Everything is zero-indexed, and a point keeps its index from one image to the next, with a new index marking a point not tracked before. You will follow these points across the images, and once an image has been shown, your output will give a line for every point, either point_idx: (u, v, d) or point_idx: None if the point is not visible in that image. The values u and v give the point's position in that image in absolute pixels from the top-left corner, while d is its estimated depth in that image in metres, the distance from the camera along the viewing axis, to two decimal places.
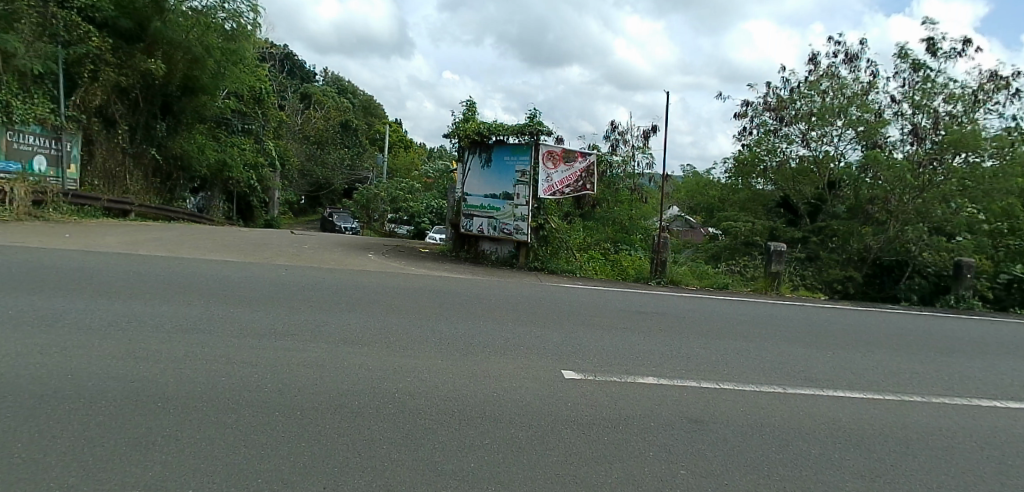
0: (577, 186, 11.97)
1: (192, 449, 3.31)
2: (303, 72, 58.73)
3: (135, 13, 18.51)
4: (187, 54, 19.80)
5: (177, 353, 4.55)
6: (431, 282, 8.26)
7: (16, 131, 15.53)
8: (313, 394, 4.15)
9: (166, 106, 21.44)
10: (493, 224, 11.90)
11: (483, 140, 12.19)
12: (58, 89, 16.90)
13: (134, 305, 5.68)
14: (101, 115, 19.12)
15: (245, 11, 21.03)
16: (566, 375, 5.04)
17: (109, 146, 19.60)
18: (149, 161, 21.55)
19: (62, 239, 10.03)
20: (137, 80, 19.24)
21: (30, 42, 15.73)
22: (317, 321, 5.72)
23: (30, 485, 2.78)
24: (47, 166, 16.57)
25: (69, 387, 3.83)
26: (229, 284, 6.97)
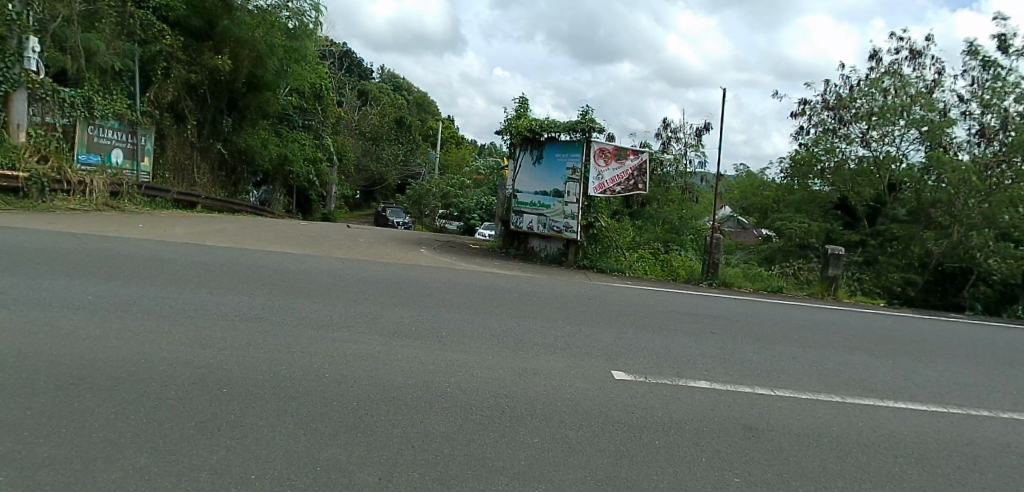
0: (628, 184, 11.88)
1: (254, 435, 3.44)
2: (361, 69, 60.41)
3: (206, 13, 19.41)
4: (253, 51, 20.53)
5: (241, 341, 4.69)
6: (481, 278, 8.30)
7: (96, 126, 16.30)
8: (368, 385, 4.21)
9: (232, 102, 22.28)
10: (543, 222, 11.87)
11: (534, 137, 12.17)
12: (134, 85, 17.85)
13: (201, 293, 5.92)
14: (171, 110, 19.97)
15: (307, 10, 21.95)
16: (616, 375, 4.97)
17: (178, 140, 20.54)
18: (214, 154, 22.47)
19: (140, 229, 10.56)
20: (205, 76, 20.02)
21: (110, 41, 16.64)
22: (370, 314, 5.81)
23: (107, 465, 2.98)
24: (124, 159, 17.49)
25: (143, 371, 3.99)
26: (288, 275, 7.18)
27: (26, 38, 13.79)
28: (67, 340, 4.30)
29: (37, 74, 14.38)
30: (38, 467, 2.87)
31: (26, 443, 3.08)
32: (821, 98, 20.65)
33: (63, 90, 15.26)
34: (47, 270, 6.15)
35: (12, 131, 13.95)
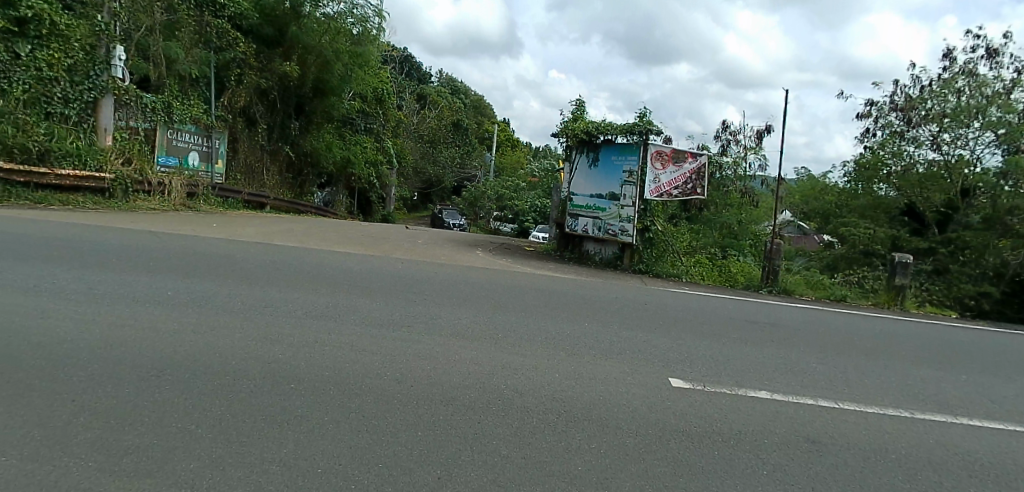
0: (685, 188, 11.68)
1: (319, 429, 3.54)
2: (421, 73, 61.68)
3: (276, 19, 19.92)
4: (320, 57, 21.09)
5: (307, 338, 4.83)
6: (536, 280, 8.29)
7: (175, 130, 17.35)
8: (427, 385, 4.26)
9: (299, 107, 22.90)
10: (598, 225, 11.78)
11: (591, 139, 12.12)
12: (208, 90, 18.77)
13: (266, 290, 6.14)
14: (244, 115, 20.95)
15: (370, 16, 22.26)
16: (673, 382, 4.86)
17: (250, 142, 21.53)
18: (282, 158, 23.24)
19: (213, 228, 11.12)
20: (275, 82, 20.83)
21: (188, 49, 17.72)
22: (427, 314, 5.87)
23: (183, 454, 3.14)
24: (199, 161, 18.41)
25: (217, 363, 4.17)
26: (348, 274, 7.37)
27: (112, 47, 14.92)
28: (149, 332, 4.56)
29: (122, 81, 15.37)
30: (123, 453, 3.08)
31: (114, 430, 3.30)
32: (888, 100, 19.68)
33: (144, 96, 16.27)
34: (129, 265, 6.55)
35: (99, 134, 15.11)
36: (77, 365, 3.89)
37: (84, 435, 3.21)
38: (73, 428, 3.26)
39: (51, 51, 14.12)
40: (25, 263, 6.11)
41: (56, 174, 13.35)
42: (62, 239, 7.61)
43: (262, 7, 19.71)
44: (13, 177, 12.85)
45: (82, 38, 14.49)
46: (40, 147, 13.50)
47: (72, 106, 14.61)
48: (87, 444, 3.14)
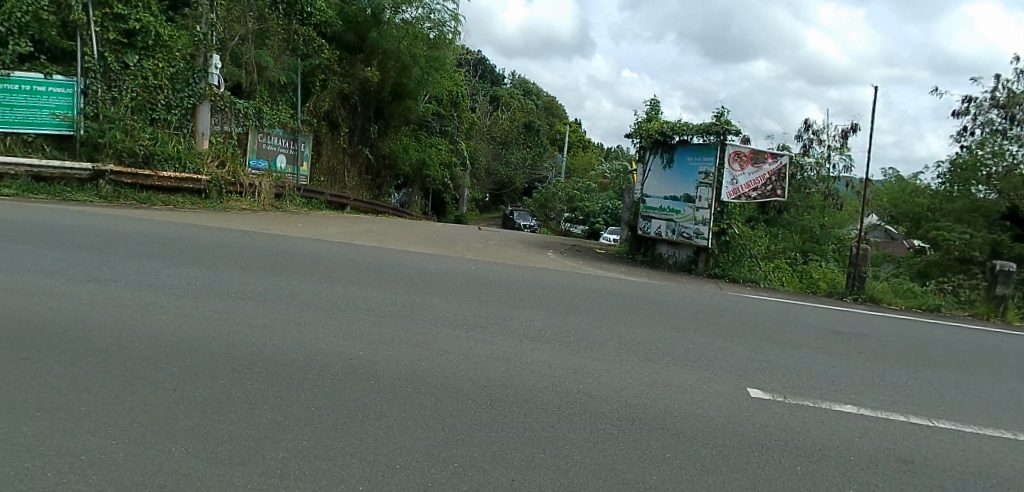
0: (764, 190, 11.27)
1: (398, 425, 3.62)
2: (493, 75, 62.62)
3: (358, 26, 20.49)
4: (398, 62, 21.42)
5: (386, 335, 4.96)
6: (608, 284, 8.19)
7: (264, 134, 18.48)
8: (501, 386, 4.27)
9: (379, 111, 23.52)
10: (672, 227, 11.56)
11: (666, 140, 11.89)
12: (295, 96, 19.83)
13: (344, 288, 6.36)
14: (328, 119, 21.66)
15: (447, 19, 21.91)
16: (751, 393, 4.66)
17: (332, 147, 22.16)
18: (362, 160, 23.91)
19: (299, 228, 11.59)
20: (357, 86, 21.27)
21: (278, 56, 18.82)
22: (498, 315, 5.89)
23: (272, 444, 3.29)
24: (286, 164, 19.57)
25: (303, 358, 4.35)
26: (423, 274, 7.53)
27: (209, 55, 15.99)
28: (240, 326, 4.81)
29: (218, 89, 16.45)
30: (218, 442, 3.27)
31: (210, 419, 3.49)
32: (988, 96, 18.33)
33: (238, 102, 17.55)
34: (222, 262, 6.97)
35: (198, 139, 16.23)
36: (179, 356, 4.16)
37: (184, 423, 3.42)
38: (175, 415, 3.49)
39: (156, 61, 15.30)
40: (133, 259, 6.62)
41: (159, 176, 14.48)
42: (163, 237, 8.21)
43: (346, 15, 20.50)
44: (121, 178, 13.99)
45: (182, 49, 15.73)
46: (145, 151, 14.84)
47: (174, 111, 15.81)
48: (188, 432, 3.34)
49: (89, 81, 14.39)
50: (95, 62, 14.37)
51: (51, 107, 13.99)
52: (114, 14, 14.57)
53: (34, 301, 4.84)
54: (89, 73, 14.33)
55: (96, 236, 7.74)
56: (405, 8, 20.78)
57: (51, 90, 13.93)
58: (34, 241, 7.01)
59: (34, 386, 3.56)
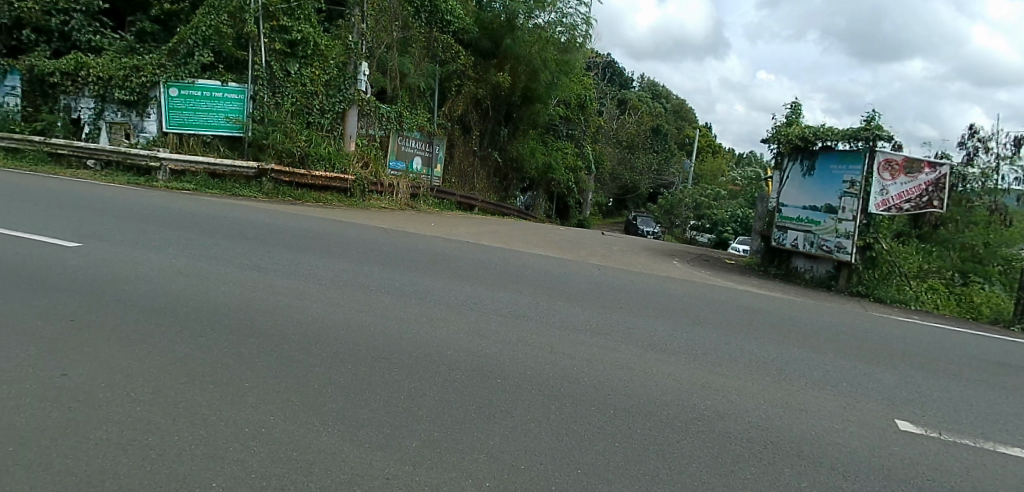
0: (919, 202, 10.49)
1: (523, 427, 3.64)
2: (621, 78, 62.64)
3: (493, 32, 20.70)
4: (529, 67, 21.49)
5: (511, 336, 5.04)
6: (739, 297, 7.84)
7: (404, 137, 19.16)
8: (625, 396, 4.17)
9: (508, 114, 23.70)
10: (810, 240, 10.72)
11: (807, 145, 11.04)
12: (433, 100, 20.49)
13: (471, 287, 6.56)
14: (461, 123, 22.27)
15: (579, 23, 21.77)
16: (899, 425, 4.23)
17: (464, 149, 22.82)
18: (491, 162, 24.35)
19: (433, 228, 11.99)
20: (489, 91, 21.75)
21: (418, 63, 19.58)
22: (622, 322, 5.81)
23: (405, 433, 3.43)
24: (421, 166, 20.18)
25: (435, 352, 4.53)
26: (545, 277, 7.59)
27: (358, 63, 17.41)
28: (377, 318, 5.10)
29: (365, 93, 17.80)
30: (360, 426, 3.47)
31: (352, 403, 3.71)
32: None
33: (383, 107, 18.54)
34: (360, 256, 7.47)
35: (346, 140, 17.67)
36: (325, 342, 4.47)
37: (330, 405, 3.67)
38: (321, 397, 3.75)
39: (312, 69, 16.89)
40: (285, 249, 7.29)
41: (311, 175, 15.82)
42: (312, 231, 9.01)
43: (482, 22, 20.78)
44: (281, 177, 15.58)
45: (336, 57, 17.23)
46: (301, 152, 16.28)
47: (328, 115, 17.30)
48: (332, 414, 3.57)
49: (257, 88, 16.28)
50: (263, 70, 16.28)
51: (226, 111, 16.15)
52: (280, 26, 16.46)
53: (206, 284, 5.48)
54: (258, 81, 16.24)
55: (256, 227, 8.66)
56: (538, 13, 20.73)
57: (226, 96, 16.09)
58: (208, 230, 7.99)
59: (208, 359, 4.01)
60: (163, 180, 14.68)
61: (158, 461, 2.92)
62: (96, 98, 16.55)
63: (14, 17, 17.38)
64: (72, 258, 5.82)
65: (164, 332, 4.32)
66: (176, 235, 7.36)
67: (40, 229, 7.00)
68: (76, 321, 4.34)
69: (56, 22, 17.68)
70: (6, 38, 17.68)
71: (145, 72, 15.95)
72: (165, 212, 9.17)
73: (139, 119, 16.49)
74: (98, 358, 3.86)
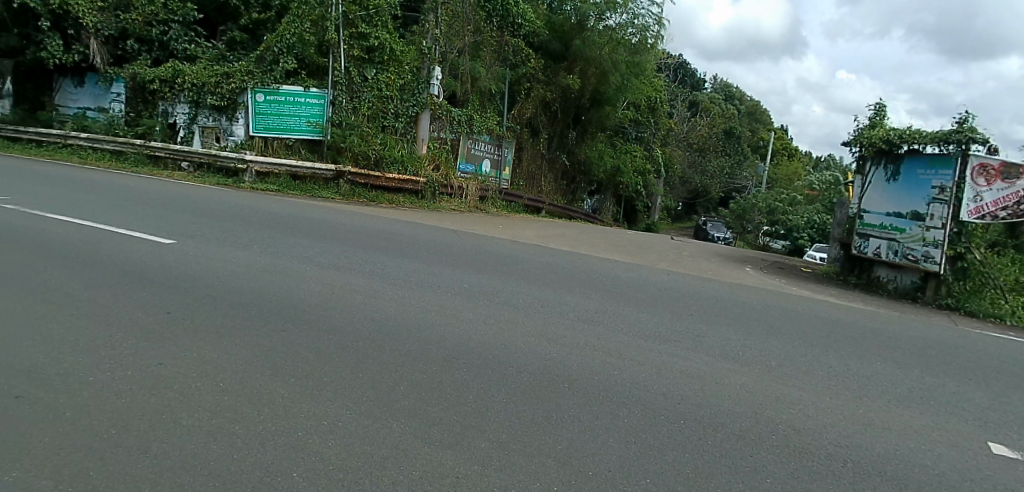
0: (1017, 209, 9.46)
1: (591, 433, 3.60)
2: (694, 79, 62.01)
3: (563, 35, 20.82)
4: (598, 69, 21.37)
5: (579, 340, 5.02)
6: (818, 307, 7.52)
7: (474, 140, 19.43)
8: (695, 406, 4.06)
9: (577, 117, 23.54)
10: (894, 248, 10.31)
11: (891, 149, 10.55)
12: (503, 103, 20.81)
13: (539, 290, 6.58)
14: (530, 126, 22.24)
15: (651, 24, 21.31)
16: (993, 448, 3.93)
17: (533, 151, 22.75)
18: (558, 165, 24.21)
19: (499, 228, 12.35)
20: (558, 94, 21.69)
21: (489, 66, 20.01)
22: (694, 331, 5.69)
23: (475, 433, 3.46)
24: (490, 169, 20.47)
25: (504, 353, 4.57)
26: (614, 281, 7.54)
27: (432, 67, 17.57)
28: (448, 319, 5.18)
29: (437, 98, 18.04)
30: (431, 424, 3.52)
31: (425, 402, 3.78)
32: None
33: (453, 110, 18.52)
34: (429, 257, 7.62)
35: (417, 144, 17.88)
36: (399, 341, 4.58)
37: (403, 402, 3.75)
38: (394, 394, 3.83)
39: (388, 74, 17.51)
40: (359, 249, 7.54)
41: (385, 176, 16.20)
42: (384, 231, 9.28)
43: (552, 24, 20.92)
44: (357, 179, 16.09)
45: (411, 62, 17.79)
46: (376, 155, 16.75)
47: (401, 119, 17.77)
48: (405, 411, 3.65)
49: (337, 93, 17.12)
50: (341, 75, 17.07)
51: (308, 115, 17.08)
52: (358, 33, 17.16)
53: (286, 280, 5.75)
54: (337, 86, 17.05)
55: (333, 227, 9.02)
56: (609, 14, 20.50)
57: (309, 101, 17.03)
58: (288, 229, 8.38)
59: (290, 353, 4.18)
60: (249, 181, 15.74)
61: (243, 449, 3.06)
62: (190, 103, 17.84)
63: (120, 28, 18.78)
64: (168, 254, 6.27)
65: (251, 325, 4.57)
66: (259, 234, 7.76)
67: (138, 225, 7.57)
68: (173, 312, 4.66)
69: (156, 31, 18.78)
70: (114, 48, 19.14)
71: (235, 78, 17.02)
72: (251, 211, 9.68)
73: (228, 123, 17.58)
74: (190, 347, 4.11)
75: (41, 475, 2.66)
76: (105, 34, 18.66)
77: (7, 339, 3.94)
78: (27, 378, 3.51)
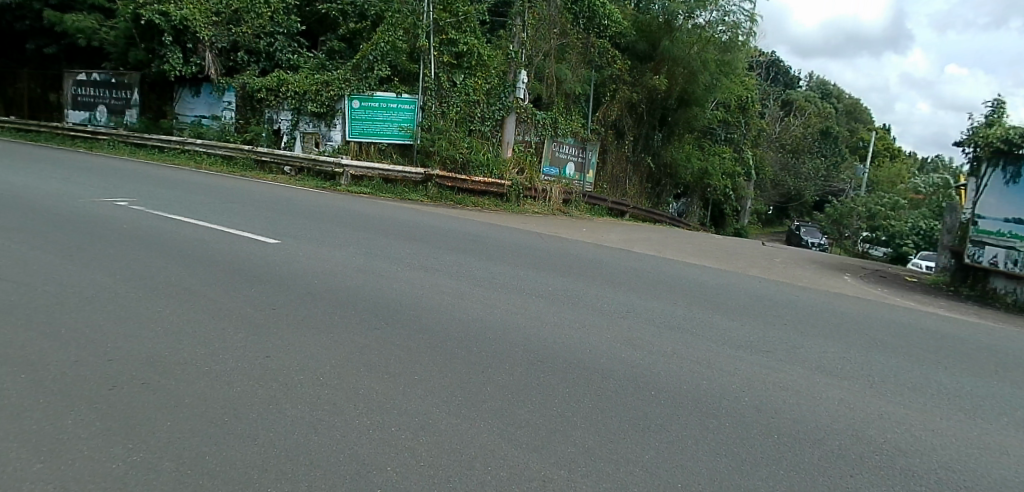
0: None
1: (679, 443, 3.46)
2: (789, 77, 60.07)
3: (650, 35, 20.86)
4: (686, 69, 21.12)
5: (667, 348, 4.95)
6: (928, 321, 7.01)
7: (558, 143, 19.48)
8: (790, 421, 3.87)
9: (663, 118, 23.21)
10: (1014, 258, 9.57)
11: (1011, 149, 9.67)
12: (587, 106, 21.06)
13: (625, 295, 6.55)
14: (615, 128, 22.25)
15: (742, 21, 21.07)
16: None
17: (617, 155, 22.74)
18: (644, 168, 23.88)
19: (583, 232, 12.36)
20: (644, 95, 21.68)
21: (575, 68, 20.19)
22: (786, 341, 5.48)
23: (561, 438, 3.43)
24: (574, 172, 20.36)
25: (589, 358, 4.56)
26: (701, 288, 7.39)
27: (518, 71, 18.07)
28: (533, 322, 5.25)
29: (523, 101, 18.42)
30: (519, 426, 3.53)
31: (513, 404, 3.80)
32: None
33: (539, 113, 18.83)
34: (515, 260, 7.73)
35: (503, 147, 18.33)
36: (486, 342, 4.68)
37: (491, 403, 3.79)
38: (481, 395, 3.89)
39: (475, 79, 18.00)
40: (448, 251, 7.77)
41: (471, 180, 16.52)
42: (473, 234, 9.51)
43: (640, 24, 20.99)
44: (444, 182, 16.50)
45: (498, 67, 18.30)
46: (463, 159, 17.39)
47: (487, 123, 18.12)
48: (493, 412, 3.69)
49: (427, 98, 17.84)
50: (431, 81, 17.77)
51: (400, 121, 18.01)
52: (448, 39, 17.84)
53: (378, 281, 6.01)
54: (427, 91, 17.73)
55: (423, 229, 9.34)
56: (698, 12, 20.50)
57: (400, 107, 17.91)
58: (382, 230, 8.77)
59: (384, 351, 4.35)
60: (344, 184, 16.48)
61: (342, 442, 3.19)
62: (292, 111, 18.91)
63: (232, 41, 20.07)
64: (268, 253, 6.71)
65: (346, 323, 4.78)
66: (353, 235, 8.16)
67: (240, 225, 8.16)
68: (276, 308, 4.97)
69: (264, 43, 20.27)
70: (226, 60, 20.44)
71: (334, 86, 17.90)
72: (346, 213, 10.24)
73: (326, 129, 18.56)
74: (292, 342, 4.36)
75: (164, 457, 2.88)
76: (218, 47, 19.96)
77: (137, 329, 4.33)
78: (152, 366, 3.82)
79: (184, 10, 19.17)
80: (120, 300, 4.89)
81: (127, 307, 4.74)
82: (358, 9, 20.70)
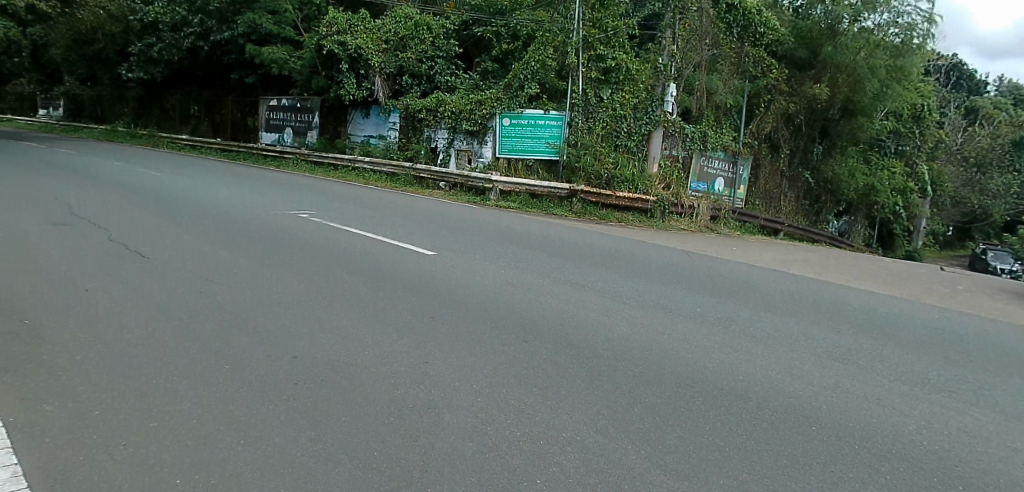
0: None
1: (845, 483, 3.15)
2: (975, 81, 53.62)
3: (812, 42, 19.74)
4: (852, 77, 19.48)
5: (828, 381, 4.66)
6: None
7: (707, 157, 19.49)
8: (976, 471, 3.42)
9: (824, 129, 21.66)
10: None
11: None
12: (738, 118, 20.48)
13: (784, 320, 6.29)
14: (769, 141, 21.49)
15: (919, 22, 19.10)
16: None
17: (770, 170, 21.81)
18: (801, 184, 22.59)
19: (734, 250, 11.95)
20: (803, 106, 20.55)
21: (728, 80, 19.74)
22: (970, 381, 4.93)
23: (713, 466, 3.26)
24: (724, 186, 20.33)
25: (740, 385, 4.43)
26: (870, 316, 6.88)
27: (666, 84, 18.14)
28: (685, 344, 5.20)
29: (670, 115, 18.43)
30: (668, 451, 3.43)
31: (663, 428, 3.72)
32: None
33: (687, 127, 18.93)
34: (664, 278, 7.70)
35: (649, 162, 18.31)
36: (635, 362, 4.72)
37: (638, 424, 3.75)
38: (630, 416, 3.85)
39: (622, 93, 18.30)
40: (593, 267, 7.89)
41: (617, 195, 16.44)
42: (618, 251, 9.51)
43: (799, 31, 19.98)
44: (588, 197, 16.57)
45: (646, 80, 18.32)
46: (608, 175, 17.33)
47: (633, 138, 18.43)
48: (640, 434, 3.63)
49: (574, 114, 18.43)
50: (579, 97, 18.35)
51: (547, 137, 18.77)
52: (597, 55, 18.18)
53: (529, 295, 6.28)
54: (575, 107, 18.34)
55: (573, 245, 9.56)
56: (867, 15, 19.02)
57: (547, 123, 18.71)
58: (532, 245, 9.09)
59: (535, 367, 4.48)
60: (493, 199, 17.26)
61: (494, 450, 3.29)
62: (450, 129, 20.03)
63: (398, 66, 21.46)
64: (422, 263, 7.25)
65: (499, 337, 5.03)
66: (504, 249, 8.56)
67: (393, 235, 8.90)
68: (439, 319, 5.35)
69: (426, 67, 21.55)
70: (392, 84, 21.81)
71: (487, 105, 18.90)
72: (496, 227, 10.75)
73: (478, 146, 19.53)
74: (454, 352, 4.65)
75: (339, 450, 3.16)
76: (387, 72, 21.48)
77: (321, 331, 4.87)
78: (331, 366, 4.25)
79: (358, 39, 21.19)
80: (303, 303, 5.53)
81: (308, 310, 5.38)
82: (511, 30, 21.60)
